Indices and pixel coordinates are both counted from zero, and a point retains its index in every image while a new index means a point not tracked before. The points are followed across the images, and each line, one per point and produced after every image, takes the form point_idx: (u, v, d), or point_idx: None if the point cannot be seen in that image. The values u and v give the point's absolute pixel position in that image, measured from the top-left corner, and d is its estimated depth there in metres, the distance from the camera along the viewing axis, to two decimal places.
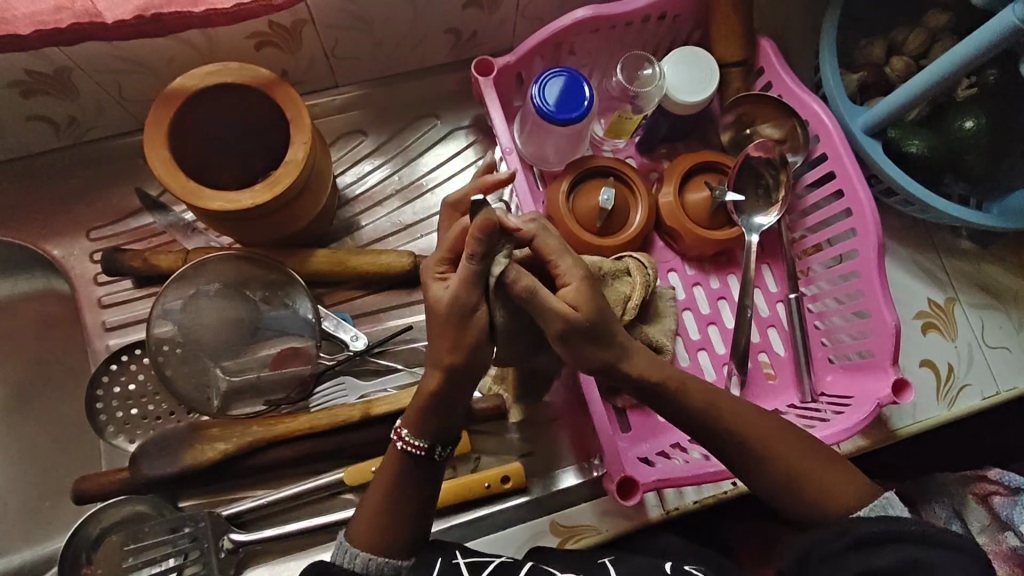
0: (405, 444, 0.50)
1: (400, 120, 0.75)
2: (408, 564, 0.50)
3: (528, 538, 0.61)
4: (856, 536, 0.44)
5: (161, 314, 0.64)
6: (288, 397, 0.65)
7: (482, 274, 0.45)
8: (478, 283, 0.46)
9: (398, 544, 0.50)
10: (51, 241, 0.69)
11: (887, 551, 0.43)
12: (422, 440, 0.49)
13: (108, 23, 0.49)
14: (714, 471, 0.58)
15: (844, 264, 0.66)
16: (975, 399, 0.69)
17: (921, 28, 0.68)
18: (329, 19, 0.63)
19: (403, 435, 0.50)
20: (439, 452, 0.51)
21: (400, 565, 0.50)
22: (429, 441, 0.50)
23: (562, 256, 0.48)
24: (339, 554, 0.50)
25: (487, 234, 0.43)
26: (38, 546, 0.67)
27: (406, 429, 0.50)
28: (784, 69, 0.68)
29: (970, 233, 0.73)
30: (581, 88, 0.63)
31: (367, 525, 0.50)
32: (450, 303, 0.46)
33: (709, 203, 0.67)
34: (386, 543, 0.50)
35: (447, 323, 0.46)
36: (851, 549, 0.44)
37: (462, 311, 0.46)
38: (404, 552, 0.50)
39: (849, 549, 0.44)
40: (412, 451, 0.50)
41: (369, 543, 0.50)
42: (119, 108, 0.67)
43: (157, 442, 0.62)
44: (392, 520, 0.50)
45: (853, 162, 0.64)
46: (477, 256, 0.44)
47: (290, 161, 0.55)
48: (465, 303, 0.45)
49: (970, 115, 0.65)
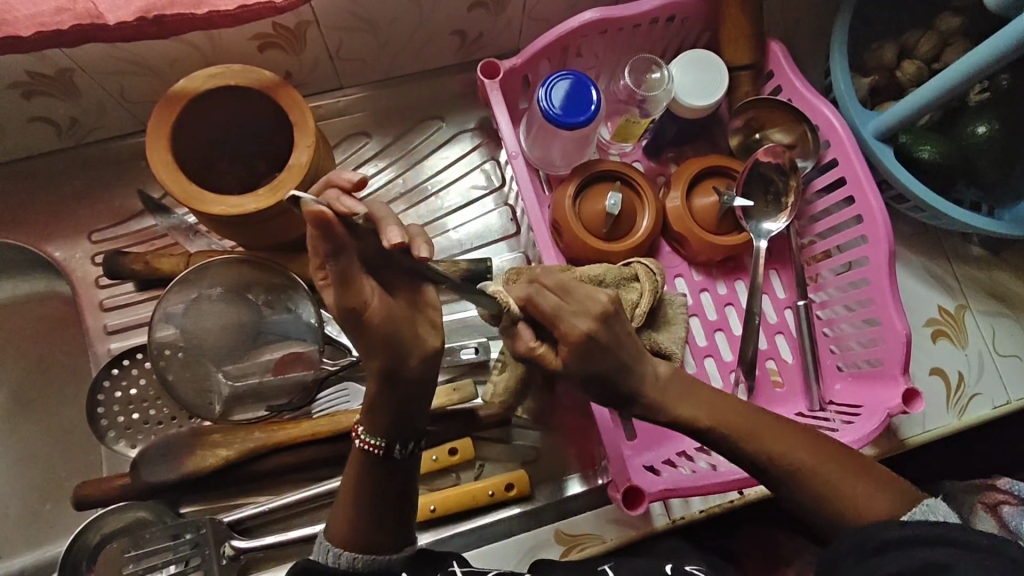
0: (361, 444, 0.47)
1: (404, 122, 0.74)
2: (402, 560, 0.49)
3: (530, 548, 0.61)
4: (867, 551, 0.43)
5: (162, 318, 0.63)
6: (291, 402, 0.65)
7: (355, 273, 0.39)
8: (359, 287, 0.40)
9: (381, 541, 0.48)
10: (52, 243, 0.69)
11: (916, 557, 0.41)
12: (376, 437, 0.47)
13: (110, 25, 0.49)
14: (722, 481, 0.58)
15: (854, 272, 0.66)
16: (985, 408, 0.68)
17: (933, 31, 0.67)
18: (333, 20, 0.62)
19: (358, 433, 0.48)
20: (398, 449, 0.48)
21: (392, 561, 0.49)
22: (386, 440, 0.47)
23: (564, 316, 0.47)
24: (324, 556, 0.49)
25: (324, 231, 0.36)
26: (39, 549, 0.67)
27: (359, 429, 0.48)
28: (795, 72, 0.67)
29: (981, 239, 0.72)
30: (588, 92, 0.63)
31: (345, 525, 0.48)
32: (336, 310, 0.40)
33: (718, 208, 0.66)
34: (367, 543, 0.48)
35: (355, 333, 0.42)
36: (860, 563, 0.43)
37: (353, 315, 0.40)
38: (388, 547, 0.49)
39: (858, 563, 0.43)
40: (369, 451, 0.47)
41: (352, 541, 0.48)
42: (121, 110, 0.66)
43: (158, 448, 0.61)
44: (368, 521, 0.48)
45: (864, 168, 0.63)
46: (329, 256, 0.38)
47: (293, 165, 0.54)
48: (354, 310, 0.40)
49: (983, 120, 0.64)
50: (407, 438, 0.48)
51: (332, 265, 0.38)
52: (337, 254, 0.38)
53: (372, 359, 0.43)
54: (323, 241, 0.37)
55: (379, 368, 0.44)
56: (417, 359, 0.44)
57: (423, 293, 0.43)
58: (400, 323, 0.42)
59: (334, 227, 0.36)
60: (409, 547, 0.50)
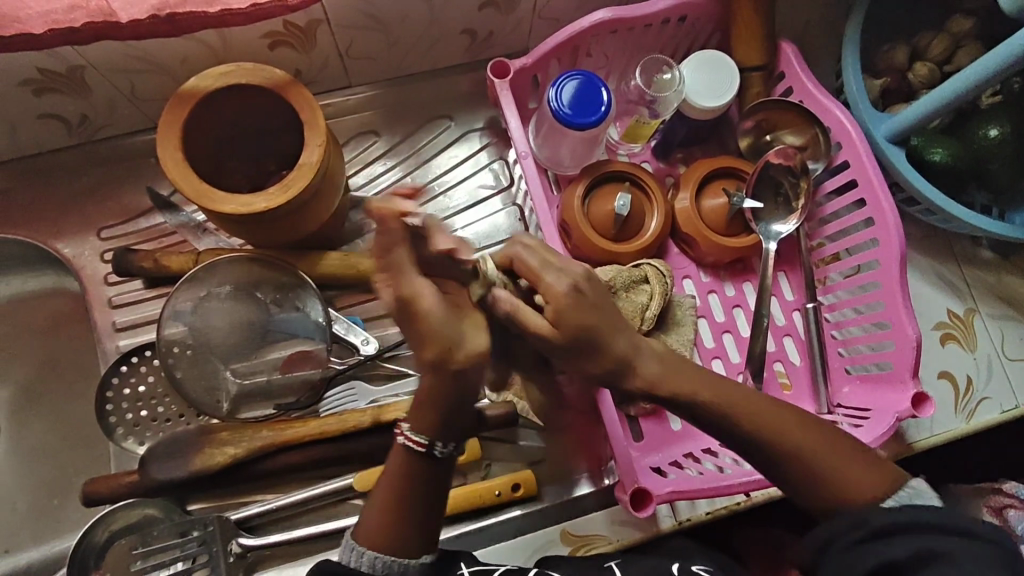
0: (405, 439, 0.46)
1: (413, 122, 0.74)
2: (420, 564, 0.47)
3: (539, 547, 0.61)
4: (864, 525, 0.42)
5: (171, 316, 0.63)
6: (298, 401, 0.65)
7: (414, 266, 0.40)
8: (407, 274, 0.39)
9: (411, 544, 0.47)
10: (62, 239, 0.69)
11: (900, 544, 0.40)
12: (422, 435, 0.46)
13: (122, 23, 0.49)
14: (730, 484, 0.57)
15: (864, 274, 0.65)
16: (994, 413, 0.67)
17: (944, 34, 0.67)
18: (344, 18, 0.62)
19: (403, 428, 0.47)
20: (440, 448, 0.47)
21: (410, 564, 0.47)
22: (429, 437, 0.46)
23: (547, 272, 0.46)
24: (345, 553, 0.48)
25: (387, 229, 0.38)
26: (47, 545, 0.67)
27: (407, 421, 0.47)
28: (806, 74, 0.66)
29: (990, 242, 0.72)
30: (599, 92, 0.62)
31: (377, 520, 0.47)
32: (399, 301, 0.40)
33: (727, 210, 0.66)
34: (394, 543, 0.47)
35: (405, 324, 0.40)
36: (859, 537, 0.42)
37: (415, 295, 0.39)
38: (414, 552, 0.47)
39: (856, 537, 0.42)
40: (412, 446, 0.46)
41: (378, 542, 0.47)
42: (131, 107, 0.66)
43: (167, 445, 0.61)
44: (397, 520, 0.47)
45: (876, 170, 0.63)
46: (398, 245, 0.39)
47: (304, 165, 0.54)
48: (418, 292, 0.39)
49: (994, 122, 0.63)
50: (451, 439, 0.47)
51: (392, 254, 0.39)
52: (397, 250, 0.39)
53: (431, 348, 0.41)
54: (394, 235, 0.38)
55: (430, 360, 0.41)
56: (470, 356, 0.41)
57: (472, 296, 0.44)
58: (448, 313, 0.40)
59: (398, 221, 0.38)
60: (429, 556, 0.48)
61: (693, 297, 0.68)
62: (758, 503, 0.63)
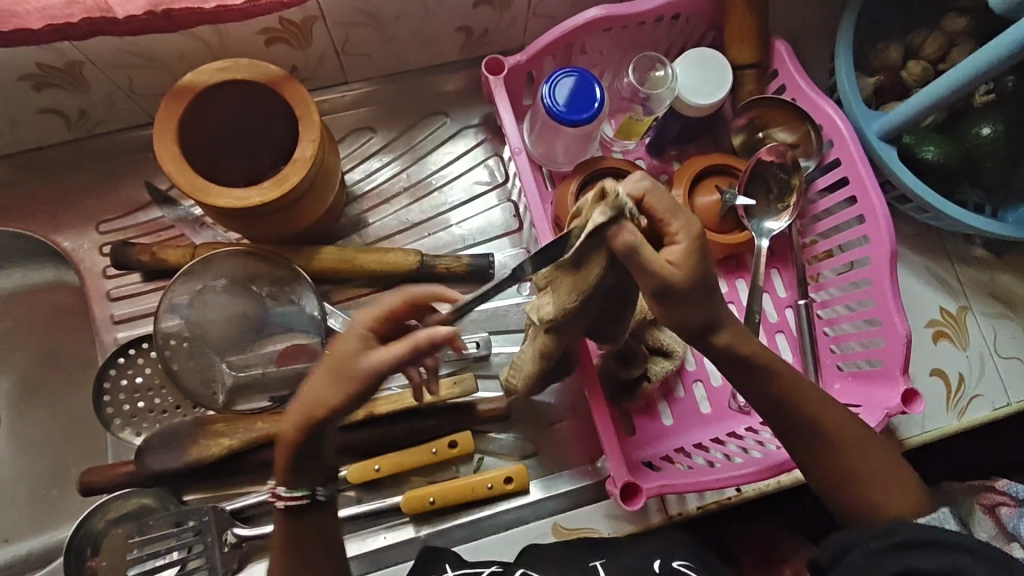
0: (283, 501, 0.47)
1: (409, 118, 0.75)
2: None
3: (529, 538, 0.62)
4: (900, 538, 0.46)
5: (168, 309, 0.64)
6: (292, 394, 0.65)
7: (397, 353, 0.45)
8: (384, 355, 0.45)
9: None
10: (61, 233, 0.70)
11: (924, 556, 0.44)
12: (297, 489, 0.47)
13: (119, 19, 0.49)
14: (719, 478, 0.58)
15: (856, 272, 0.66)
16: (985, 410, 0.68)
17: (939, 32, 0.67)
18: (341, 15, 0.63)
19: (278, 491, 0.47)
20: (320, 493, 0.48)
21: None
22: (307, 489, 0.47)
23: (677, 214, 0.47)
24: None
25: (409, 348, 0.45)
26: (46, 533, 0.68)
27: (279, 487, 0.47)
28: (799, 72, 0.67)
29: (984, 240, 0.72)
30: (592, 90, 0.63)
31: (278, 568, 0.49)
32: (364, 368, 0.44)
33: (719, 206, 0.67)
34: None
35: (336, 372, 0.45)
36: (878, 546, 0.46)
37: (361, 369, 0.44)
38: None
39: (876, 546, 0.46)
40: (291, 505, 0.47)
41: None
42: (129, 102, 0.67)
43: (164, 436, 0.62)
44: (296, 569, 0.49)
45: (867, 167, 0.63)
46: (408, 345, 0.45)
47: (298, 159, 0.55)
48: (376, 376, 0.44)
49: (987, 121, 0.64)
50: (328, 479, 0.48)
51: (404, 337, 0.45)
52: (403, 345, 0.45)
53: (315, 399, 0.45)
54: (427, 343, 0.45)
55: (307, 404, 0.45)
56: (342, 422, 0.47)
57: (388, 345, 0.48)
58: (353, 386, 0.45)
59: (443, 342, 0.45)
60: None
61: None
62: (748, 498, 0.63)
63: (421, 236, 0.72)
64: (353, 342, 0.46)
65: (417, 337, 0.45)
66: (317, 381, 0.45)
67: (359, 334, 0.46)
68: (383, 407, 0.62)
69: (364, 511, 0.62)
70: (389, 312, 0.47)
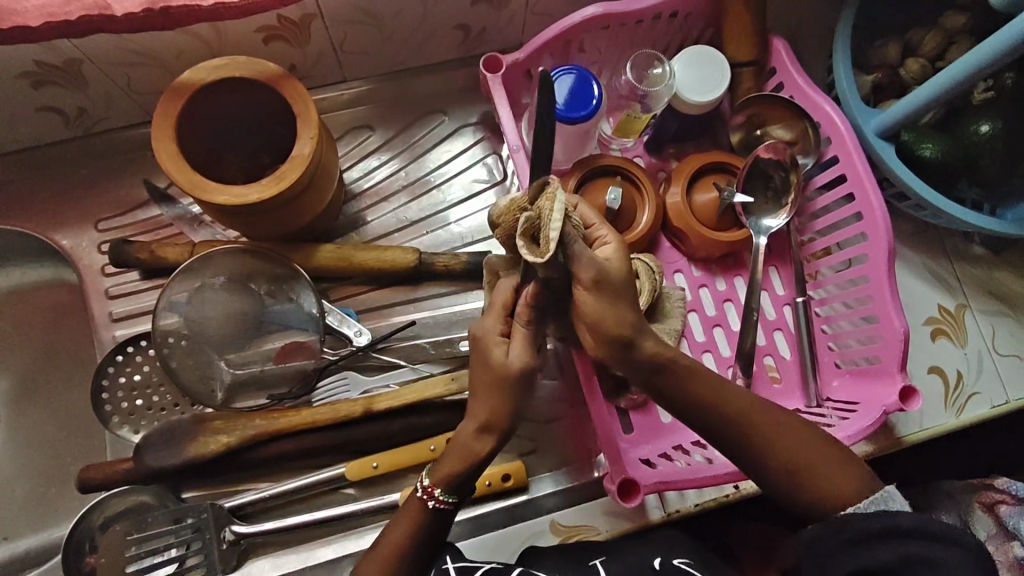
0: (436, 503, 0.48)
1: (407, 116, 0.75)
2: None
3: (527, 538, 0.62)
4: None
5: (166, 306, 0.64)
6: (291, 391, 0.65)
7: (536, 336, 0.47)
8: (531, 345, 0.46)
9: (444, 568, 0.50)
10: (60, 231, 0.70)
11: (881, 548, 0.41)
12: (450, 496, 0.48)
13: (116, 16, 0.49)
14: (716, 475, 0.58)
15: (854, 269, 0.66)
16: (984, 407, 0.68)
17: (937, 29, 0.67)
18: (338, 13, 0.63)
19: (434, 494, 0.48)
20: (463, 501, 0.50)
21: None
22: (458, 497, 0.48)
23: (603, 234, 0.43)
24: None
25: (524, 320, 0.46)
26: (44, 531, 0.68)
27: (437, 489, 0.48)
28: (797, 69, 0.67)
29: (982, 238, 0.72)
30: (590, 87, 0.63)
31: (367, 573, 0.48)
32: (518, 368, 0.46)
33: (718, 204, 0.66)
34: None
35: (505, 388, 0.46)
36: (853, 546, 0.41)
37: (520, 377, 0.46)
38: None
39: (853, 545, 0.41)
40: (441, 508, 0.48)
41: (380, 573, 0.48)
42: (127, 100, 0.67)
43: (161, 434, 0.62)
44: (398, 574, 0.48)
45: (865, 165, 0.63)
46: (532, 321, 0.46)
47: (296, 156, 0.55)
48: (530, 368, 0.46)
49: (985, 119, 0.64)
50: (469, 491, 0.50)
51: (523, 328, 0.46)
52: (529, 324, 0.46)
53: (487, 412, 0.47)
54: (532, 309, 0.45)
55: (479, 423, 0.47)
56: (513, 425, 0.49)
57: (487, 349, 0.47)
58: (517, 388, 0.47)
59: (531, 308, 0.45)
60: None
61: (682, 289, 0.68)
62: (746, 495, 0.63)
63: (420, 234, 0.72)
64: (498, 350, 0.47)
65: (523, 314, 0.46)
66: (485, 399, 0.47)
67: (497, 340, 0.47)
68: (382, 403, 0.62)
69: (362, 509, 0.61)
70: (508, 306, 0.47)
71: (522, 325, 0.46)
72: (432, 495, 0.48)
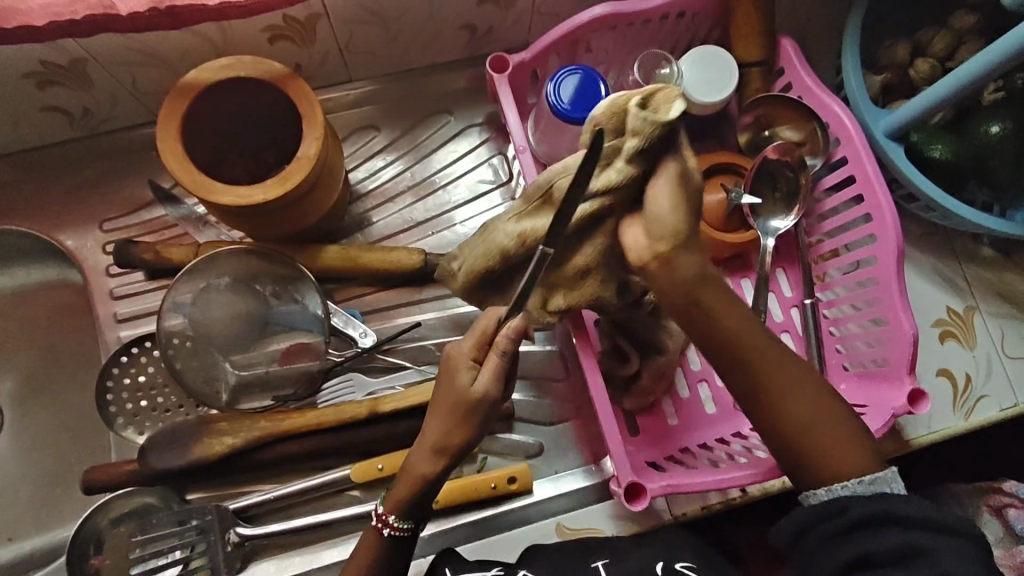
0: (391, 530, 0.49)
1: (413, 117, 0.74)
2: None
3: (530, 539, 0.62)
4: (856, 522, 0.42)
5: (171, 307, 0.64)
6: (295, 394, 0.65)
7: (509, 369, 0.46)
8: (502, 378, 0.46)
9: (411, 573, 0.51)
10: (65, 231, 0.69)
11: (884, 536, 0.41)
12: (403, 522, 0.49)
13: (122, 15, 0.49)
14: (724, 479, 0.57)
15: (862, 270, 0.65)
16: (993, 410, 0.67)
17: (947, 29, 0.66)
18: (344, 13, 0.62)
19: (388, 521, 0.49)
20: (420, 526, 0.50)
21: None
22: (413, 523, 0.49)
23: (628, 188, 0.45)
24: None
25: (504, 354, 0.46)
26: (49, 533, 0.68)
27: (392, 516, 0.48)
28: (806, 69, 0.67)
29: (992, 240, 0.72)
30: (597, 87, 0.62)
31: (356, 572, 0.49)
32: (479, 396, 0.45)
33: (725, 205, 0.66)
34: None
35: (460, 412, 0.46)
36: (856, 538, 0.41)
37: (478, 409, 0.46)
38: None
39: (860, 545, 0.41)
40: (397, 535, 0.49)
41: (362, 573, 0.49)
42: (133, 100, 0.66)
43: (166, 434, 0.62)
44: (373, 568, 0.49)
45: (874, 167, 0.63)
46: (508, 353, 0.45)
47: (302, 157, 0.54)
48: (493, 399, 0.46)
49: (996, 119, 0.63)
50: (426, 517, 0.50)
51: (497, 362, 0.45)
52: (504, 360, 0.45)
53: (443, 436, 0.47)
54: (511, 342, 0.45)
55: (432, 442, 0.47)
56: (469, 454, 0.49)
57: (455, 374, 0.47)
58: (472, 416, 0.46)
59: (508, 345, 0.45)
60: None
61: None
62: (755, 499, 0.62)
63: (426, 235, 0.72)
64: (465, 375, 0.46)
65: (500, 343, 0.45)
66: (439, 420, 0.47)
67: (466, 364, 0.47)
68: (386, 405, 0.62)
69: (366, 511, 0.61)
70: (486, 333, 0.47)
71: (496, 353, 0.45)
72: (384, 522, 0.49)
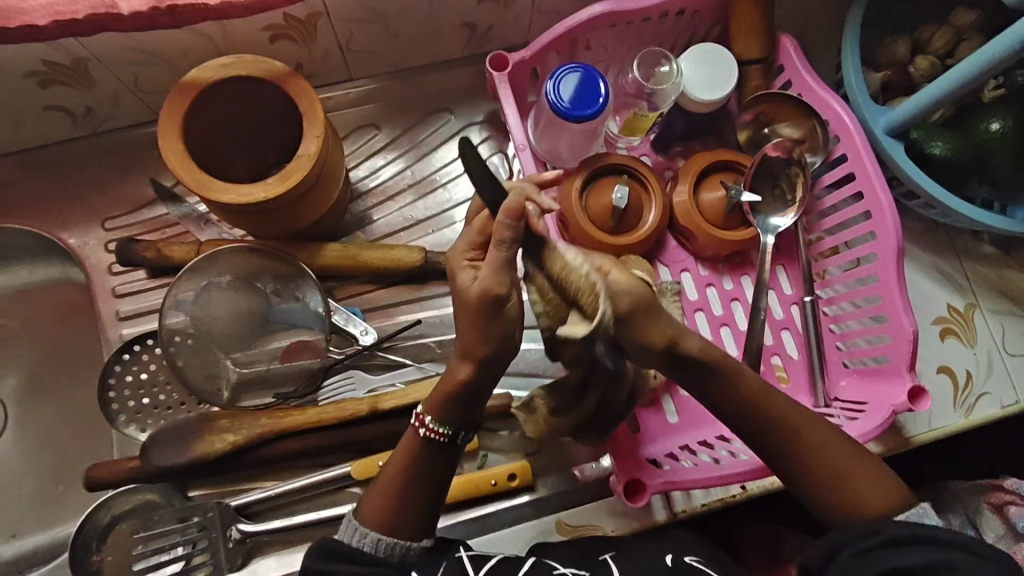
0: (428, 432, 0.49)
1: (413, 115, 0.75)
2: (419, 547, 0.49)
3: (533, 536, 0.61)
4: (878, 534, 0.44)
5: (172, 305, 0.64)
6: (296, 390, 0.66)
7: (510, 260, 0.44)
8: (507, 270, 0.44)
9: (411, 527, 0.49)
10: (68, 230, 0.70)
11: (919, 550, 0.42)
12: (444, 426, 0.49)
13: (123, 14, 0.49)
14: (726, 475, 0.57)
15: (862, 268, 0.65)
16: (993, 408, 0.67)
17: (947, 26, 0.66)
18: (344, 11, 0.63)
19: (425, 422, 0.49)
20: (460, 438, 0.50)
21: (409, 547, 0.49)
22: (451, 429, 0.49)
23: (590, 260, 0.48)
24: (347, 533, 0.49)
25: (516, 221, 0.42)
26: (51, 529, 0.68)
27: (429, 416, 0.49)
28: (805, 66, 0.67)
29: (993, 237, 0.72)
30: (597, 85, 0.62)
31: (378, 505, 0.49)
32: (479, 292, 0.44)
33: (724, 203, 0.66)
34: (397, 522, 0.49)
35: (475, 312, 0.45)
36: (872, 545, 0.43)
37: (485, 307, 0.44)
38: (413, 534, 0.49)
39: (870, 546, 0.43)
40: (434, 438, 0.49)
41: (381, 521, 0.49)
42: (135, 99, 0.67)
43: (168, 432, 0.62)
44: (399, 494, 0.49)
45: (874, 163, 0.63)
46: (504, 243, 0.43)
47: (302, 155, 0.54)
48: (492, 293, 0.44)
49: (996, 116, 0.63)
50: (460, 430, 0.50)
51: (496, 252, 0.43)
52: (506, 242, 0.43)
53: (464, 346, 0.47)
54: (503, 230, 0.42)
55: (471, 356, 0.47)
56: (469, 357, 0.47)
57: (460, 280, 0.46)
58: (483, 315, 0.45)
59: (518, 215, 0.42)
60: (429, 539, 0.50)
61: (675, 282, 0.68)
62: (754, 496, 0.62)
63: (426, 233, 0.72)
64: (465, 275, 0.45)
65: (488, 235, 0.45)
66: (462, 329, 0.46)
67: (464, 265, 0.46)
68: (387, 403, 0.62)
69: None
70: (481, 230, 0.46)
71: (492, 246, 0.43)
72: (423, 423, 0.49)
